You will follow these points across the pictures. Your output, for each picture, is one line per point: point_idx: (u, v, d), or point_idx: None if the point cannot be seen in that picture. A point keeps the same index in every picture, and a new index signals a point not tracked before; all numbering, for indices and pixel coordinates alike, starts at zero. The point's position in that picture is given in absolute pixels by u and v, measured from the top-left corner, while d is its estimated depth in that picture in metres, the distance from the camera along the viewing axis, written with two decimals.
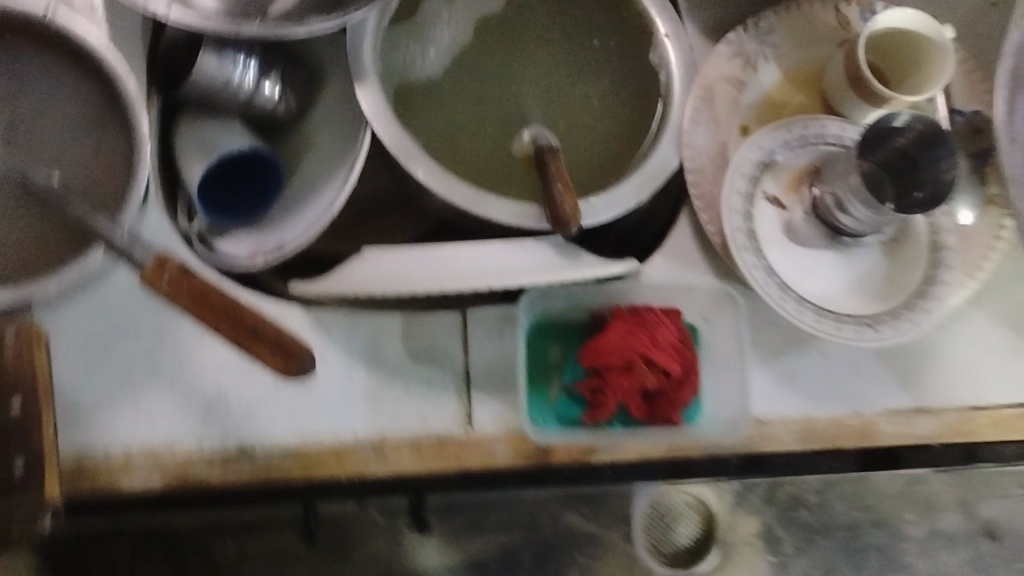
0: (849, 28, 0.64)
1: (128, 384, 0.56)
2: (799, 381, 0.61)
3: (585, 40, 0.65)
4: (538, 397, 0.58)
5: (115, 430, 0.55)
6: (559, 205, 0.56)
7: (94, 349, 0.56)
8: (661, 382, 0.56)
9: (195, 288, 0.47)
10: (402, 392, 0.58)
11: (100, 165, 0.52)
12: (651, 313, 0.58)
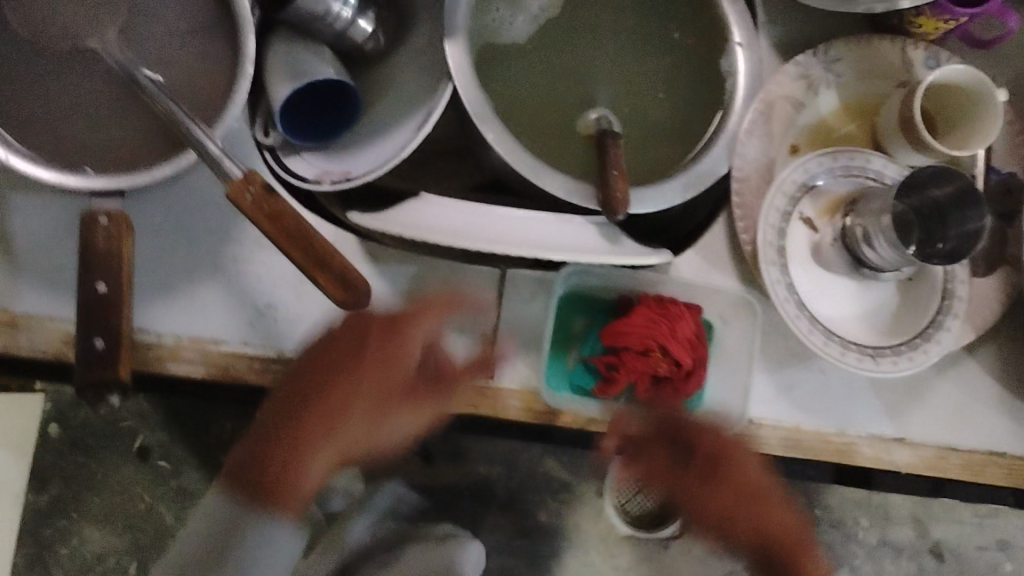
0: (910, 72, 0.67)
1: (187, 276, 0.60)
2: (795, 393, 0.66)
3: (665, 31, 0.66)
4: (558, 360, 0.64)
5: (171, 318, 0.60)
6: (612, 189, 0.60)
7: (163, 240, 0.60)
8: (671, 370, 0.61)
9: (272, 208, 0.50)
10: (435, 332, 0.62)
11: (201, 72, 0.55)
12: (676, 305, 0.62)
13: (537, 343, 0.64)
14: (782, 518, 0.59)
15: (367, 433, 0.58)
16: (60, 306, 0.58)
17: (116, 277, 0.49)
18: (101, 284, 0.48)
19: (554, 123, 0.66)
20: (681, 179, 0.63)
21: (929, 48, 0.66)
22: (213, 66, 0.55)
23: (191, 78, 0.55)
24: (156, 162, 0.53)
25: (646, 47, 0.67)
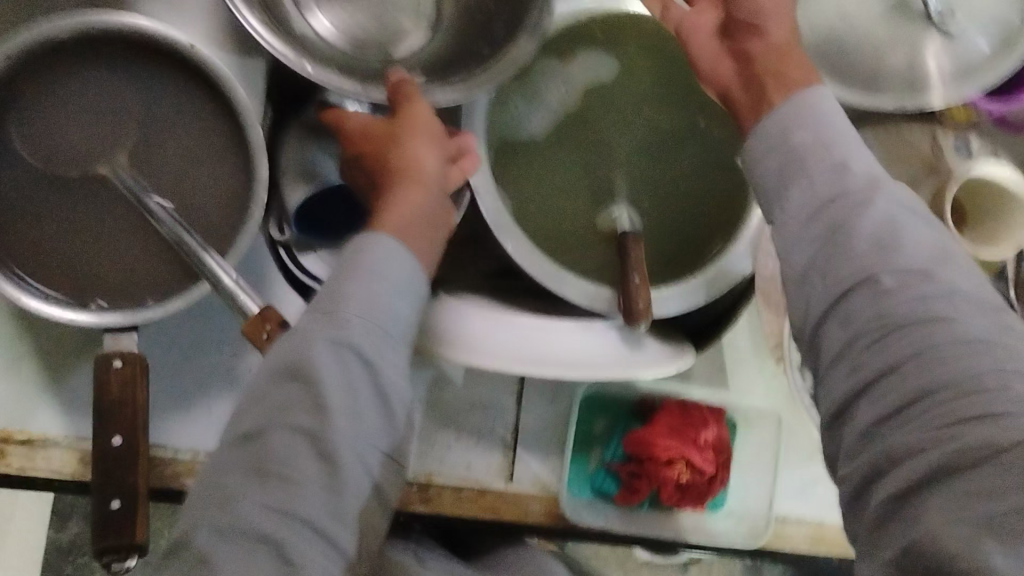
0: (942, 162, 0.65)
1: (205, 390, 0.60)
2: (820, 489, 0.64)
3: (689, 122, 0.66)
4: (578, 465, 0.63)
5: (189, 433, 0.59)
6: (636, 298, 0.58)
7: (177, 355, 0.59)
8: (695, 478, 0.60)
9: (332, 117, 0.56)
10: (454, 439, 0.61)
11: (215, 195, 0.54)
12: (699, 411, 0.62)
13: (560, 446, 0.63)
14: (920, 306, 0.41)
15: (419, 182, 0.54)
16: (70, 425, 0.58)
17: (131, 429, 0.48)
18: (117, 437, 0.47)
19: (573, 220, 0.64)
20: (704, 277, 0.61)
21: (960, 135, 0.66)
22: (226, 187, 0.54)
23: (204, 197, 0.54)
24: (170, 296, 0.52)
25: (667, 137, 0.66)
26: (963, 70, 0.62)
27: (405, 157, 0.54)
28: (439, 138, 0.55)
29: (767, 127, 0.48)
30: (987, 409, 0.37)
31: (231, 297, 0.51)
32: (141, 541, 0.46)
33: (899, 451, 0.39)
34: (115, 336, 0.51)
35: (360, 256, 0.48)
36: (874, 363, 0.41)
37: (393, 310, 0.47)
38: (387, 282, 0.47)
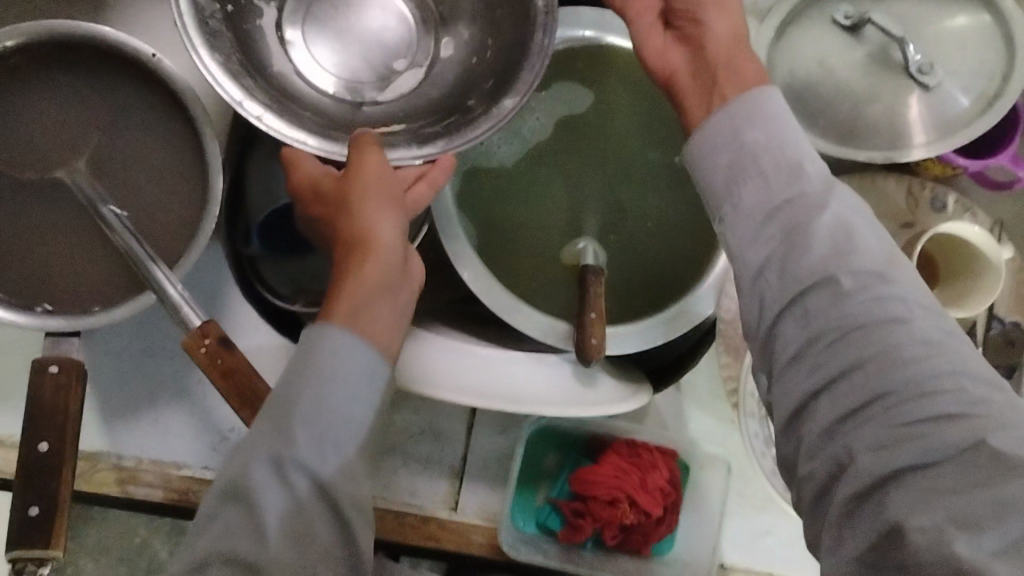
0: (916, 213, 0.64)
1: (154, 400, 0.60)
2: (771, 540, 0.63)
3: (666, 159, 0.64)
4: (525, 499, 0.62)
5: (134, 440, 0.59)
6: (588, 335, 0.57)
7: (127, 361, 0.59)
8: (640, 521, 0.59)
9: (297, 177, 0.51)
10: (400, 464, 0.61)
11: (169, 205, 0.54)
12: (649, 453, 0.60)
13: (506, 479, 0.62)
14: (875, 305, 0.38)
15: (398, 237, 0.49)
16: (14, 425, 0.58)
17: (59, 435, 0.48)
18: (43, 443, 0.47)
19: (537, 253, 0.63)
20: (663, 317, 0.60)
21: (936, 191, 0.65)
22: (181, 198, 0.54)
23: (158, 207, 0.54)
24: (116, 304, 0.52)
25: (642, 174, 0.65)
26: (943, 122, 0.61)
27: (359, 228, 0.49)
28: (398, 202, 0.50)
29: (717, 121, 0.45)
30: (948, 410, 0.35)
31: (175, 310, 0.51)
32: (56, 552, 0.46)
33: (864, 458, 0.36)
34: (56, 340, 0.51)
35: (316, 347, 0.45)
36: (824, 364, 0.38)
37: (344, 397, 0.45)
38: (340, 373, 0.45)
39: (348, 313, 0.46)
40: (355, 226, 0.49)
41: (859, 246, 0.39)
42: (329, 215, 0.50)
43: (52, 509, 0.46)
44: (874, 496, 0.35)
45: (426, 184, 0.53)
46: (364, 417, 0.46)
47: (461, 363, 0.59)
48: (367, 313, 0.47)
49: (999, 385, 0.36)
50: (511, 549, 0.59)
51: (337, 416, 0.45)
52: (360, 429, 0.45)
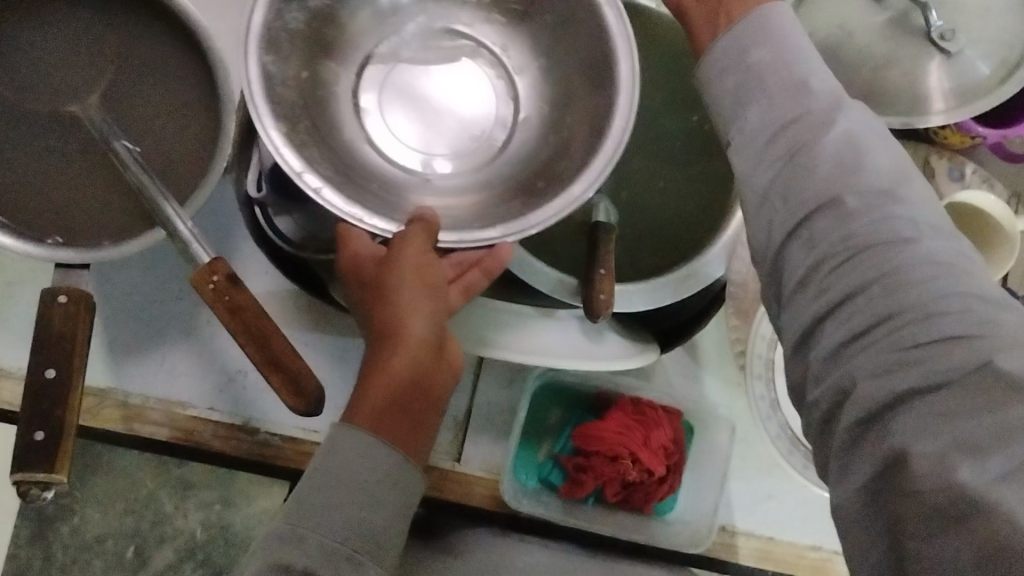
0: (930, 183, 0.64)
1: (162, 340, 0.60)
2: (773, 504, 0.63)
3: (681, 118, 0.64)
4: (527, 451, 0.62)
5: (141, 379, 0.59)
6: (597, 292, 0.56)
7: (136, 300, 0.60)
8: (642, 478, 0.59)
9: (348, 264, 0.50)
10: None
11: (181, 145, 0.54)
12: (654, 411, 0.60)
13: (509, 432, 0.62)
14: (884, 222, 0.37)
15: (417, 346, 0.47)
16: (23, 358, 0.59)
17: (66, 363, 0.48)
18: (50, 370, 0.48)
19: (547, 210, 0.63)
20: (672, 276, 0.59)
21: (953, 162, 0.64)
22: (194, 140, 0.54)
23: (171, 148, 0.54)
24: (125, 239, 0.52)
25: (656, 134, 0.64)
26: (962, 89, 0.61)
27: (394, 321, 0.47)
28: (434, 287, 0.49)
29: (722, 48, 0.44)
30: (953, 329, 0.34)
31: (184, 246, 0.50)
32: (59, 477, 0.46)
33: (867, 379, 0.35)
34: (66, 272, 0.51)
35: (341, 437, 0.45)
36: (833, 280, 0.37)
37: (368, 485, 0.44)
38: (359, 472, 0.44)
39: (372, 417, 0.45)
40: (389, 320, 0.47)
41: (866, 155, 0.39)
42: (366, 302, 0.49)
43: (56, 435, 0.46)
44: (878, 416, 0.35)
45: (486, 276, 0.52)
46: (392, 499, 0.44)
47: (475, 316, 0.59)
48: (391, 416, 0.46)
49: (1009, 301, 0.36)
50: (512, 500, 0.59)
51: (365, 489, 0.44)
52: (388, 510, 0.44)
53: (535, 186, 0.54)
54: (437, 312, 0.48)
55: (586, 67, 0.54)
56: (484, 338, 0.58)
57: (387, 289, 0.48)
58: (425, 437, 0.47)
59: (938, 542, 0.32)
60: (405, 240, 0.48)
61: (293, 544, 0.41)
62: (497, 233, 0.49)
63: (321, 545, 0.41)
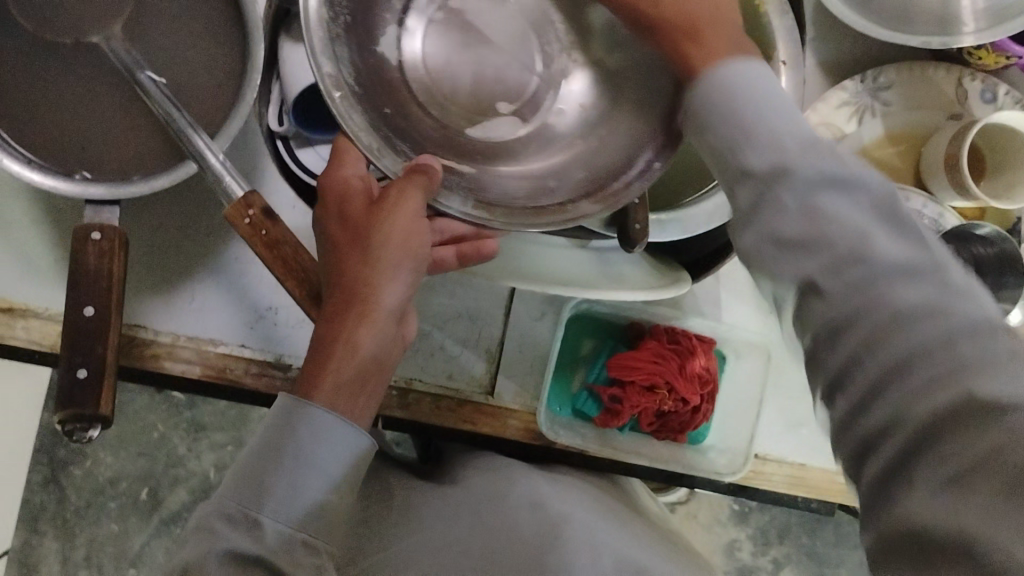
0: (965, 106, 0.63)
1: (189, 277, 0.59)
2: (804, 431, 0.62)
3: None
4: (561, 384, 0.62)
5: (169, 316, 0.59)
6: (632, 220, 0.56)
7: (163, 237, 0.59)
8: (677, 406, 0.59)
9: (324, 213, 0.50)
10: (438, 343, 0.61)
11: (210, 80, 0.53)
12: (688, 340, 0.60)
13: (544, 364, 0.62)
14: (865, 255, 0.31)
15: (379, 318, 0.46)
16: (52, 298, 0.58)
17: (104, 300, 0.47)
18: (89, 307, 0.47)
19: None
20: (705, 205, 0.59)
21: (989, 81, 0.63)
22: (222, 70, 0.53)
23: (199, 81, 0.53)
24: (157, 173, 0.51)
25: None
26: (995, 6, 0.58)
27: (370, 285, 0.46)
28: (413, 253, 0.47)
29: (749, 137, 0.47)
30: (944, 374, 0.29)
31: (217, 180, 0.49)
32: (105, 413, 0.45)
33: (851, 359, 0.31)
34: (97, 208, 0.50)
35: (299, 408, 0.45)
36: (771, 219, 0.33)
37: (327, 464, 0.45)
38: (315, 450, 0.44)
39: (332, 395, 0.45)
40: (350, 278, 0.46)
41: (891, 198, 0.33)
42: (342, 242, 0.48)
43: (100, 371, 0.46)
44: (860, 359, 0.31)
45: (459, 259, 0.54)
46: (344, 475, 0.46)
47: (513, 254, 0.60)
48: (352, 390, 0.46)
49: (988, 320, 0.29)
50: (549, 431, 0.59)
51: (322, 470, 0.45)
52: (341, 486, 0.46)
53: (559, 192, 0.51)
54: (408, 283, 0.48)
55: (643, 74, 0.52)
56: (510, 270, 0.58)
57: (371, 247, 0.47)
58: (374, 402, 0.48)
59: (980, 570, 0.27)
60: (400, 190, 0.47)
61: (249, 532, 0.42)
62: (477, 217, 0.48)
63: (278, 532, 0.43)
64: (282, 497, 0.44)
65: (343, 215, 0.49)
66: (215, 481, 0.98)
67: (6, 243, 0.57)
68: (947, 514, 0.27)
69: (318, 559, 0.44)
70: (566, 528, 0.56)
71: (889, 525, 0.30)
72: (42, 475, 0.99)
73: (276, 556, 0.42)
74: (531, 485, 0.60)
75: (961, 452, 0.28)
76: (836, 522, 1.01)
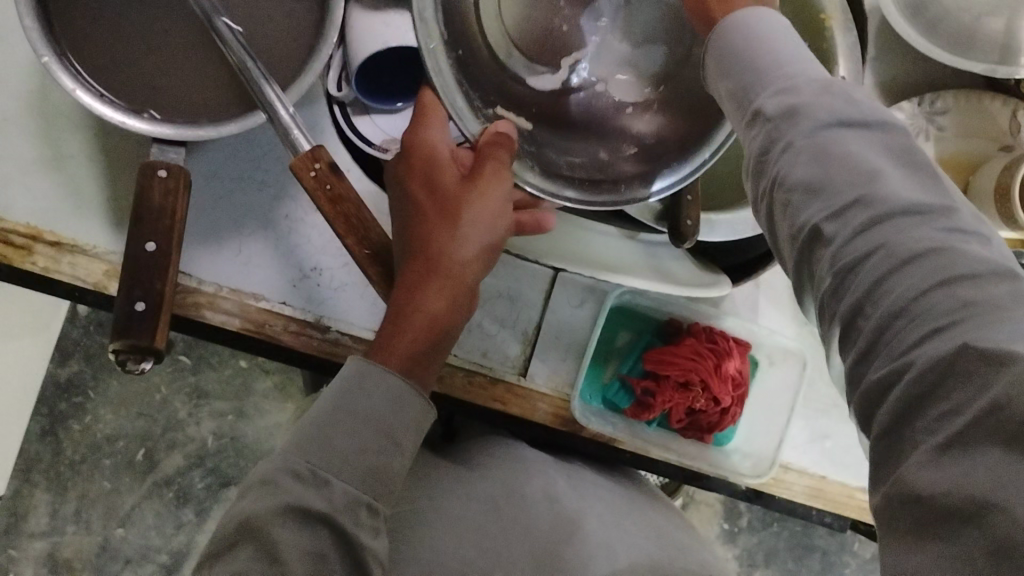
0: (1016, 138, 0.63)
1: (236, 230, 0.59)
2: (828, 443, 0.63)
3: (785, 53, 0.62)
4: (594, 373, 0.62)
5: (213, 266, 0.58)
6: (683, 217, 0.56)
7: (215, 188, 0.59)
8: (707, 406, 0.59)
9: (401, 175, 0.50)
10: (476, 322, 0.61)
11: (286, 33, 0.53)
12: (726, 341, 0.61)
13: (580, 352, 0.62)
14: (909, 239, 0.34)
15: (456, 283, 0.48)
16: (99, 236, 0.58)
17: (165, 236, 0.48)
18: (151, 243, 0.47)
19: None
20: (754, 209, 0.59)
21: None
22: (299, 26, 0.53)
23: (274, 34, 0.53)
24: (225, 119, 0.51)
25: None
26: None
27: (455, 254, 0.48)
28: (496, 230, 0.50)
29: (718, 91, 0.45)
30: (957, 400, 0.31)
31: (284, 132, 0.49)
32: (159, 347, 0.46)
33: (892, 335, 0.33)
34: (162, 147, 0.50)
35: (367, 372, 0.46)
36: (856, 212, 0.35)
37: (391, 429, 0.45)
38: (383, 415, 0.45)
39: (407, 356, 0.47)
40: (433, 244, 0.48)
41: (946, 213, 0.35)
42: (428, 210, 0.49)
43: (157, 307, 0.46)
44: (894, 353, 0.33)
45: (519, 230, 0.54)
46: (410, 443, 0.46)
47: (560, 235, 0.59)
48: (424, 358, 0.48)
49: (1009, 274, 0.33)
50: (581, 417, 0.60)
51: (391, 436, 0.45)
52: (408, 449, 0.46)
53: (631, 170, 0.53)
54: (483, 252, 0.50)
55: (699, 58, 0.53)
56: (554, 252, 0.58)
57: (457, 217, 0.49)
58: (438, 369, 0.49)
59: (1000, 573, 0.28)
60: (494, 168, 0.49)
61: (314, 488, 0.42)
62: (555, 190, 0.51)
63: (346, 494, 0.43)
64: (347, 454, 0.44)
65: (429, 183, 0.50)
66: (212, 448, 0.98)
67: (61, 181, 0.58)
68: (950, 482, 0.30)
69: (377, 522, 0.44)
70: (582, 529, 0.54)
71: (894, 488, 0.32)
72: (40, 426, 0.96)
73: (341, 515, 0.42)
74: (545, 476, 0.59)
75: (955, 422, 0.31)
76: (822, 550, 1.02)
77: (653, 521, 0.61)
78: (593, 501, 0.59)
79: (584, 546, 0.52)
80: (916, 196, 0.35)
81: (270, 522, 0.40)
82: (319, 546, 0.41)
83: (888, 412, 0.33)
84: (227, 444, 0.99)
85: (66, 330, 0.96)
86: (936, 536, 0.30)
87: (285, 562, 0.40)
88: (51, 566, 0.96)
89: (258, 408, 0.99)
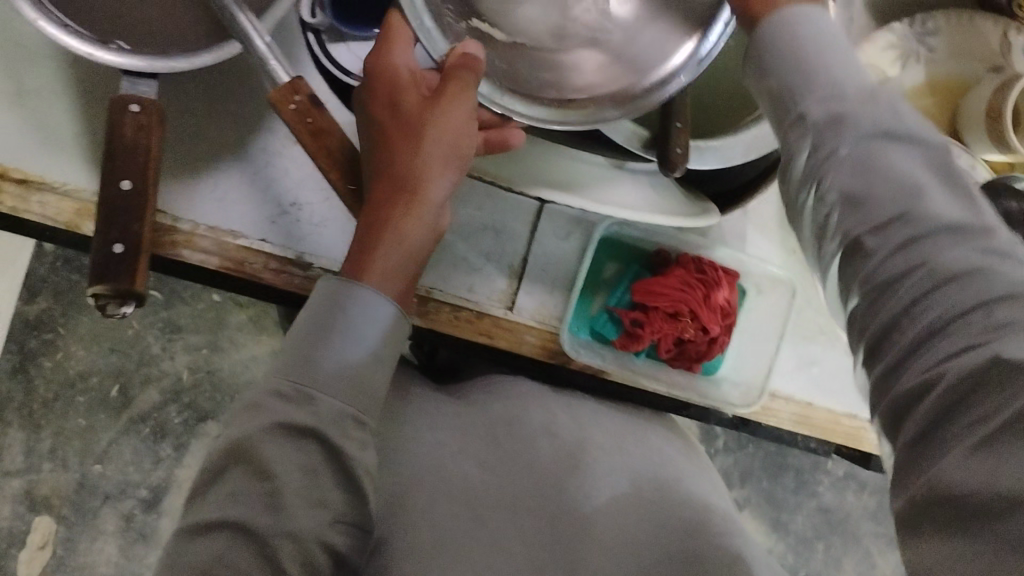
0: (1006, 60, 0.62)
1: (213, 165, 0.57)
2: (815, 370, 0.63)
3: None
4: (582, 303, 0.62)
5: (191, 204, 0.56)
6: (672, 144, 0.54)
7: (189, 121, 0.57)
8: (697, 336, 0.59)
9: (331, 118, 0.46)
10: (462, 255, 0.59)
11: None
12: (714, 271, 0.60)
13: (568, 285, 0.61)
14: (951, 257, 0.34)
15: (431, 205, 0.46)
16: (67, 173, 0.55)
17: (139, 175, 0.46)
18: (126, 182, 0.45)
19: None
20: (746, 135, 0.58)
21: None
22: None
23: None
24: (197, 50, 0.49)
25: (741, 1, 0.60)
26: None
27: (421, 176, 0.45)
28: (462, 152, 0.47)
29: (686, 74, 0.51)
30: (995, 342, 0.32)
31: (261, 63, 0.47)
32: (139, 290, 0.44)
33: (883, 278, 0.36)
34: (132, 81, 0.48)
35: (346, 292, 0.44)
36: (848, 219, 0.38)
37: (375, 346, 0.44)
38: (365, 333, 0.43)
39: (379, 277, 0.45)
40: (406, 166, 0.45)
41: (986, 235, 0.35)
42: (391, 133, 0.46)
43: (136, 249, 0.45)
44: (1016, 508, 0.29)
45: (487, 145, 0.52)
46: (391, 357, 0.45)
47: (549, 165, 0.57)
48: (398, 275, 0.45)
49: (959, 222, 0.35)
50: (571, 350, 0.59)
51: (370, 350, 0.43)
52: (386, 364, 0.44)
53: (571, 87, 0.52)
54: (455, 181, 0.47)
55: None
56: (544, 183, 0.57)
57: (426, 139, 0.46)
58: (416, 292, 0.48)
59: (977, 534, 0.30)
60: (457, 89, 0.46)
61: (305, 406, 0.41)
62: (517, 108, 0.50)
63: (334, 408, 0.41)
64: (337, 373, 0.42)
65: (393, 104, 0.46)
66: (188, 382, 0.97)
67: (24, 115, 0.55)
68: (984, 475, 0.30)
69: (366, 436, 0.42)
70: (586, 466, 0.53)
71: (920, 485, 0.32)
72: (11, 364, 0.94)
73: (329, 429, 0.41)
74: (547, 413, 0.57)
75: (987, 403, 0.31)
76: (796, 468, 1.03)
77: (656, 444, 0.60)
78: (596, 431, 0.57)
79: (587, 484, 0.51)
80: (956, 213, 0.35)
81: (264, 439, 0.39)
82: (309, 461, 0.40)
83: (922, 419, 0.33)
84: (202, 378, 0.97)
85: (34, 267, 0.94)
86: (954, 529, 0.31)
87: (275, 475, 0.39)
88: (30, 504, 0.94)
89: (233, 342, 0.98)
